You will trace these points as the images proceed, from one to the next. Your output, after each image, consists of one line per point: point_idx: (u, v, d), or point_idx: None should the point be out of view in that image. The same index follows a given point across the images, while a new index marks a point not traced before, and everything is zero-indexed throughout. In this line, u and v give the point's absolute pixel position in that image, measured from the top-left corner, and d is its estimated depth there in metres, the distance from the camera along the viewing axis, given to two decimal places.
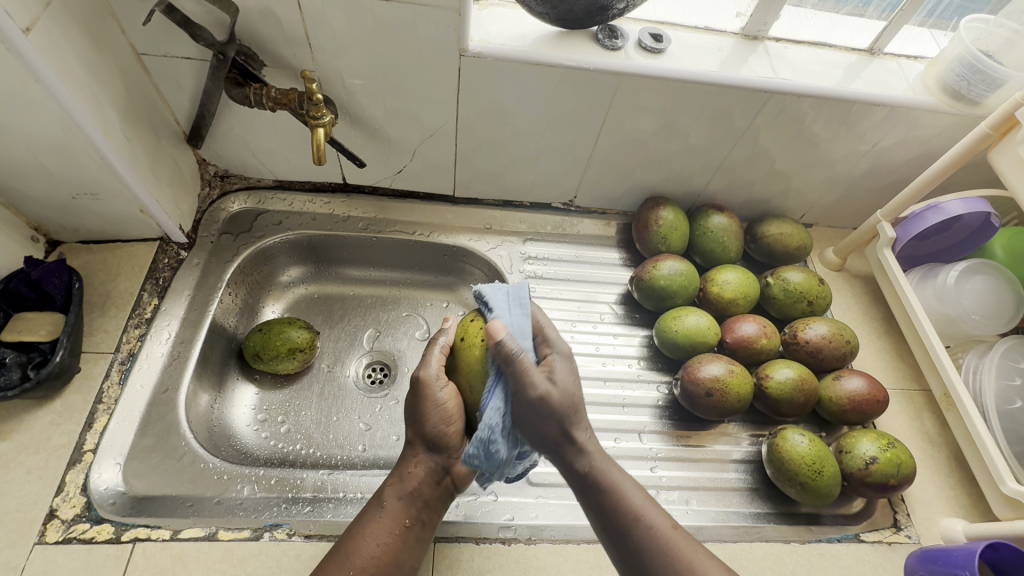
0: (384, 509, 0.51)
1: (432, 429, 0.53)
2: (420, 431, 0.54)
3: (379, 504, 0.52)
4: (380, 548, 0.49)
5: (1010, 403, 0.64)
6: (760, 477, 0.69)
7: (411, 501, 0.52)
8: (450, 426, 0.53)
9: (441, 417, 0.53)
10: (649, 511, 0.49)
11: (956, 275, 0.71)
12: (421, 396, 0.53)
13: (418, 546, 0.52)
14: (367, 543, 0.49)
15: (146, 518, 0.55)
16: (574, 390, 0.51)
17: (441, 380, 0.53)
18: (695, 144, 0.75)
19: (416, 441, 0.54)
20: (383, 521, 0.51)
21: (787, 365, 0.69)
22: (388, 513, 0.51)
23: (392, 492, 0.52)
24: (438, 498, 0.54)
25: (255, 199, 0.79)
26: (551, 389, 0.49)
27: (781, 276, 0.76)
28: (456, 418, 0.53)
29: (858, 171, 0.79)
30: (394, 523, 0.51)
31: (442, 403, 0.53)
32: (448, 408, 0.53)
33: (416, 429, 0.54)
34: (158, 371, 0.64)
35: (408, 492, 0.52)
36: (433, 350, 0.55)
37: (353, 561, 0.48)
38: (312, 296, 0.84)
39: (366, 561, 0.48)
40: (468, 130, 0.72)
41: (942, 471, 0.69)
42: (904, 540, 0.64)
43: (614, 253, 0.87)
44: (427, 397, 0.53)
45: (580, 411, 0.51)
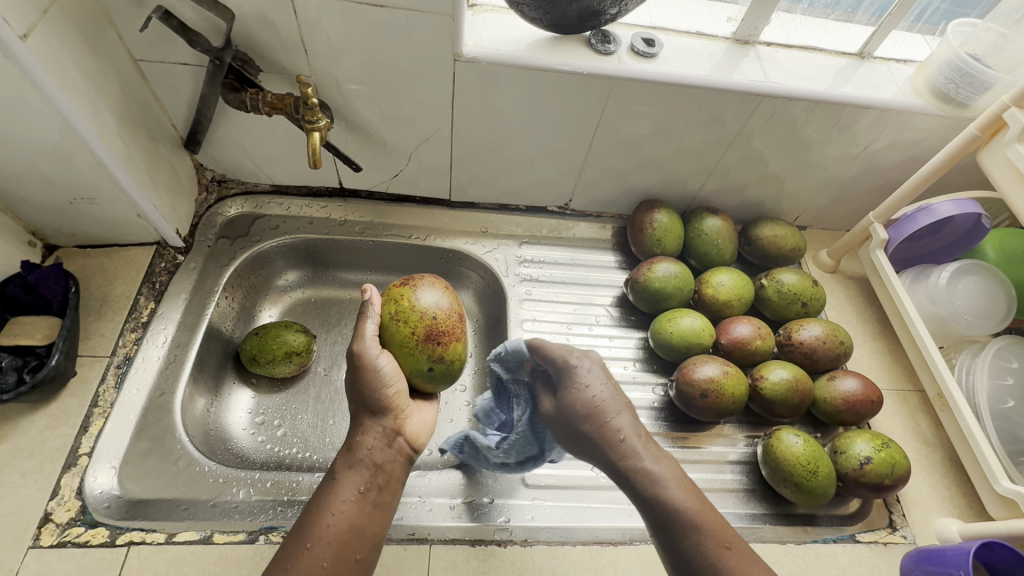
0: (339, 480, 0.49)
1: (375, 394, 0.53)
2: (359, 398, 0.53)
3: (333, 476, 0.49)
4: (337, 518, 0.47)
5: (1002, 403, 0.64)
6: (755, 478, 0.69)
7: (367, 466, 0.50)
8: (393, 390, 0.54)
9: (381, 382, 0.53)
10: (700, 516, 0.47)
11: (948, 275, 0.71)
12: (355, 366, 0.53)
13: (381, 511, 0.49)
14: (322, 514, 0.46)
15: (140, 522, 0.55)
16: (608, 403, 0.52)
17: (377, 351, 0.54)
18: (689, 147, 0.76)
19: (358, 412, 0.54)
20: (338, 489, 0.48)
21: (781, 367, 0.70)
22: (343, 482, 0.49)
23: (344, 463, 0.50)
24: (395, 463, 0.52)
25: (252, 204, 0.80)
26: (597, 397, 0.52)
27: (776, 278, 0.77)
28: (397, 380, 0.54)
29: (850, 174, 0.80)
30: (349, 491, 0.48)
31: (381, 369, 0.53)
32: (389, 374, 0.54)
33: (357, 400, 0.54)
34: (154, 375, 0.64)
35: (359, 459, 0.50)
36: (363, 324, 0.56)
37: (311, 535, 0.45)
38: (309, 300, 0.85)
39: (324, 534, 0.45)
40: (464, 135, 0.73)
41: (937, 471, 0.69)
42: (900, 541, 0.64)
43: (610, 256, 0.87)
44: (364, 365, 0.53)
45: (620, 409, 0.52)
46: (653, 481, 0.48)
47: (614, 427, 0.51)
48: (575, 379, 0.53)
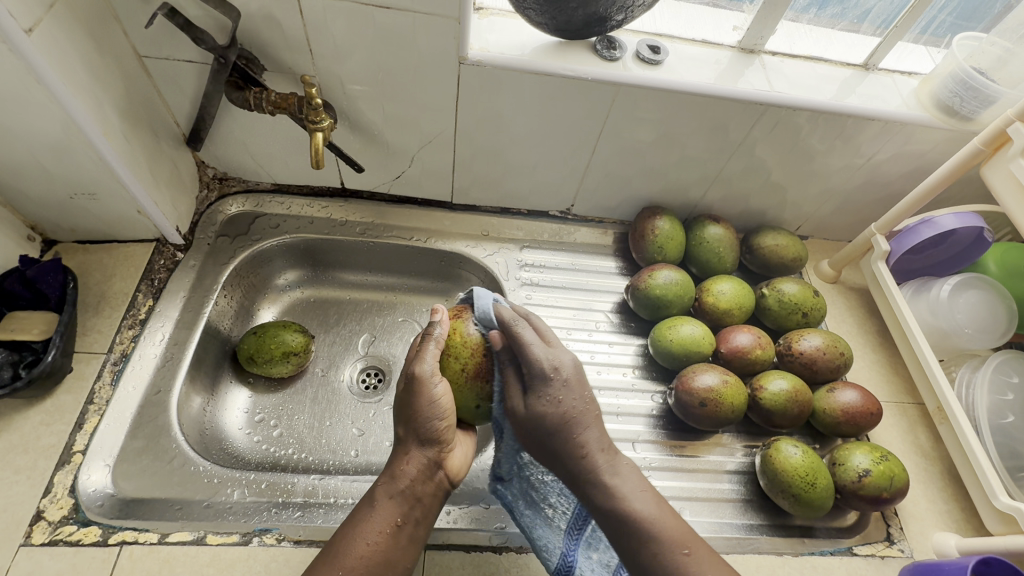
0: (375, 509, 0.49)
1: (426, 423, 0.51)
2: (411, 426, 0.52)
3: (370, 502, 0.50)
4: (370, 549, 0.47)
5: (1002, 418, 0.64)
6: (753, 488, 0.69)
7: (405, 499, 0.50)
8: (445, 422, 0.52)
9: (434, 412, 0.52)
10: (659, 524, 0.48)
11: (949, 288, 0.71)
12: (412, 392, 0.52)
13: (411, 545, 0.50)
14: (357, 544, 0.47)
15: (134, 522, 0.54)
16: (578, 409, 0.51)
17: (435, 376, 0.52)
18: (693, 154, 0.76)
19: (406, 437, 0.53)
20: (374, 520, 0.49)
21: (781, 377, 0.69)
22: (380, 512, 0.49)
23: (382, 491, 0.50)
24: (432, 496, 0.52)
25: (253, 202, 0.79)
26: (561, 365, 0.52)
27: (776, 287, 0.77)
28: (449, 414, 0.52)
29: (853, 184, 0.80)
30: (385, 522, 0.49)
31: (435, 399, 0.51)
32: (442, 404, 0.52)
33: (407, 426, 0.53)
34: (151, 373, 0.63)
35: (399, 490, 0.50)
36: (427, 346, 0.53)
37: (342, 563, 0.46)
38: (308, 300, 0.84)
39: (356, 564, 0.46)
40: (467, 138, 0.73)
41: (935, 485, 0.69)
42: (897, 554, 0.64)
43: (611, 262, 0.87)
44: (420, 393, 0.51)
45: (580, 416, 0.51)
46: (629, 507, 0.49)
47: (581, 441, 0.51)
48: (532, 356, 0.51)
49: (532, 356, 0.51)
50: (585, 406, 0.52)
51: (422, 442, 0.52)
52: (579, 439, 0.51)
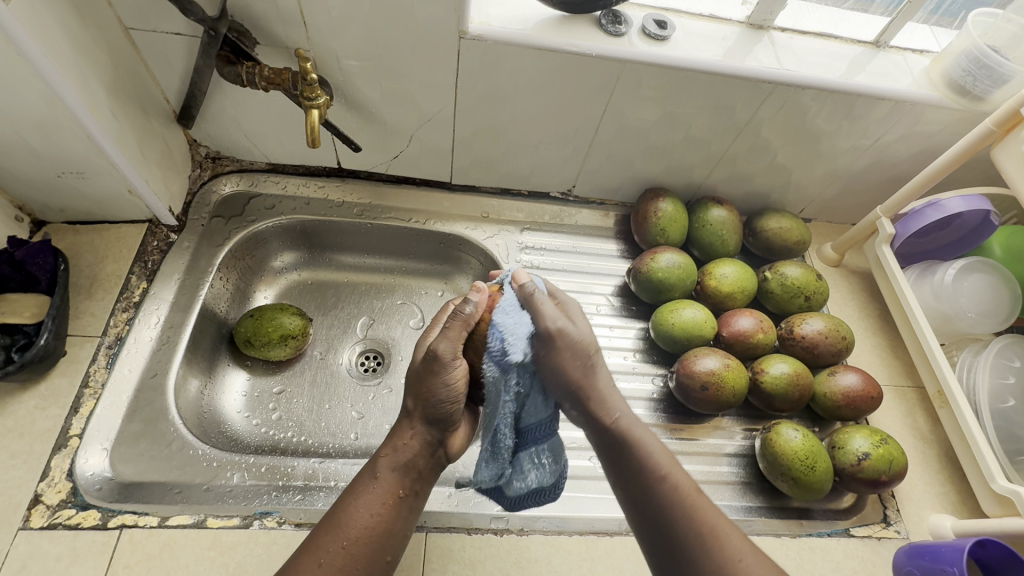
0: (378, 480, 0.48)
1: (437, 402, 0.49)
2: (423, 401, 0.49)
3: (372, 474, 0.49)
4: (373, 519, 0.47)
5: (1003, 402, 0.63)
6: (752, 471, 0.69)
7: (407, 471, 0.49)
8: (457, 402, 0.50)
9: (447, 395, 0.49)
10: (681, 484, 0.48)
11: (954, 273, 0.70)
12: (429, 371, 0.49)
13: (412, 515, 0.49)
14: (359, 515, 0.47)
15: (133, 505, 0.54)
16: (579, 375, 0.51)
17: (456, 359, 0.49)
18: (698, 134, 0.74)
19: (415, 412, 0.50)
20: (376, 492, 0.48)
21: (782, 361, 0.69)
22: (382, 484, 0.48)
23: (385, 463, 0.49)
24: (431, 469, 0.51)
25: (248, 182, 0.77)
26: (560, 337, 0.50)
27: (779, 271, 0.76)
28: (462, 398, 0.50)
29: (859, 166, 0.79)
30: (387, 494, 0.48)
31: (454, 382, 0.49)
32: (457, 387, 0.49)
33: (418, 402, 0.50)
34: (147, 356, 0.63)
35: (402, 463, 0.49)
36: (455, 325, 0.49)
37: (345, 533, 0.46)
38: (306, 282, 0.83)
39: (359, 535, 0.46)
40: (467, 116, 0.71)
41: (932, 468, 0.69)
42: (893, 536, 0.65)
43: (612, 244, 0.86)
44: (437, 374, 0.48)
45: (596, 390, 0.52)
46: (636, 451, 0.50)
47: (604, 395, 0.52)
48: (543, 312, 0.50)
49: (542, 314, 0.50)
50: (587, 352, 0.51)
51: (431, 419, 0.50)
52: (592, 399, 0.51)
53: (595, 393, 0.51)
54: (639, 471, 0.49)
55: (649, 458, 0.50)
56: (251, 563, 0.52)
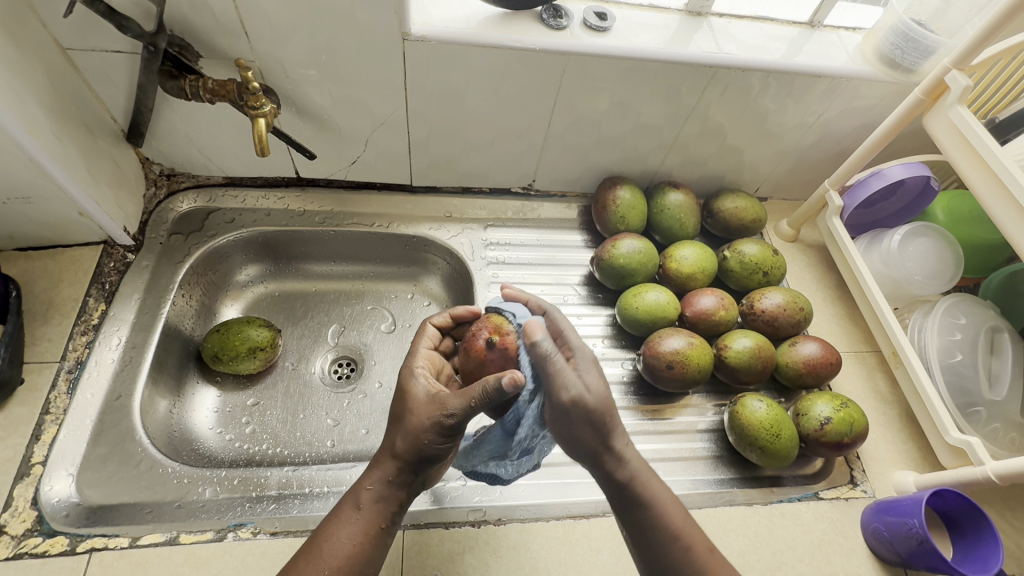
0: (359, 511, 0.48)
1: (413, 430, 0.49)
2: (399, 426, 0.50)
3: (355, 505, 0.49)
4: (355, 547, 0.47)
5: (952, 357, 0.65)
6: (724, 444, 0.71)
7: (389, 504, 0.49)
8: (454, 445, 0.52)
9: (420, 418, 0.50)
10: (686, 528, 0.49)
11: (899, 238, 0.73)
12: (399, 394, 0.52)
13: (389, 543, 0.50)
14: (341, 544, 0.47)
15: (103, 528, 0.53)
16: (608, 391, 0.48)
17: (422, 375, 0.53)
18: (649, 121, 0.76)
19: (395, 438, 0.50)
20: (356, 523, 0.48)
21: (745, 335, 0.71)
22: (363, 516, 0.48)
23: (368, 496, 0.49)
24: (409, 497, 0.51)
25: (206, 197, 0.77)
26: (584, 394, 0.47)
27: (737, 249, 0.78)
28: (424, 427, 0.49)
29: (806, 142, 0.81)
30: (368, 526, 0.48)
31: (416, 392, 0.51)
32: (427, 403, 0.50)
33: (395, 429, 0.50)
34: (110, 378, 0.62)
35: (384, 495, 0.49)
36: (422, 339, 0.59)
37: (325, 563, 0.45)
38: (273, 295, 0.83)
39: (342, 562, 0.46)
40: (419, 117, 0.72)
41: (894, 427, 0.72)
42: (861, 495, 0.67)
43: (577, 235, 0.87)
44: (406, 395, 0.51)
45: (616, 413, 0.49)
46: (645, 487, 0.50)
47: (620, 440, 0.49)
48: (562, 378, 0.47)
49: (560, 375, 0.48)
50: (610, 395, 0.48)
51: (412, 460, 0.49)
52: (615, 444, 0.49)
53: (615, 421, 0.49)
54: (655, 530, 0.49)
55: (666, 515, 0.49)
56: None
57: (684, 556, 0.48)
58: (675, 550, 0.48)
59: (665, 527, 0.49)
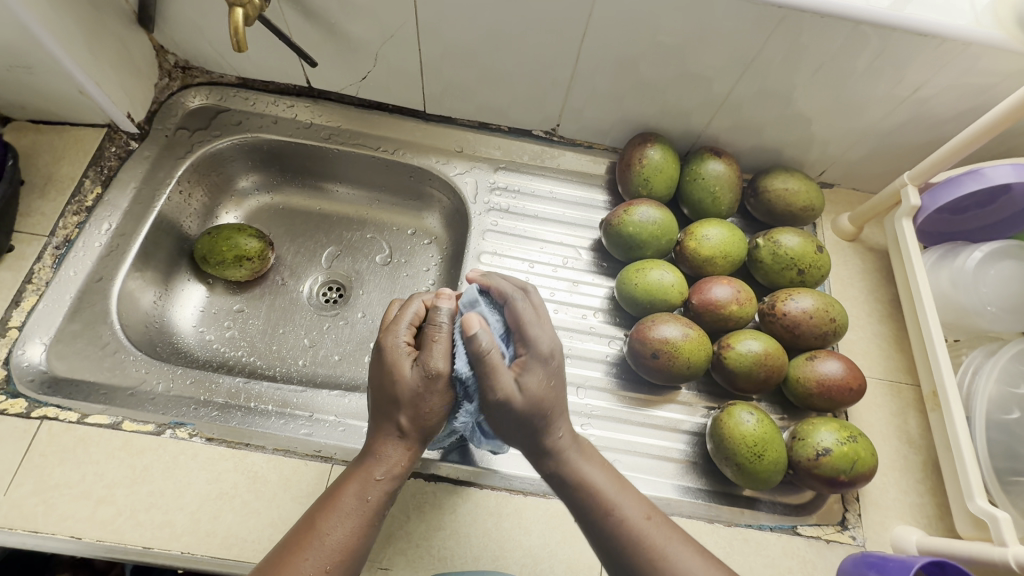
0: (364, 499, 0.43)
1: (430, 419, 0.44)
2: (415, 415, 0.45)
3: (360, 496, 0.43)
4: (357, 537, 0.42)
5: (1005, 413, 0.53)
6: (702, 452, 0.63)
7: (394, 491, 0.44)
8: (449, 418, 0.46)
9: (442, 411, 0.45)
10: (621, 503, 0.45)
11: (978, 257, 0.59)
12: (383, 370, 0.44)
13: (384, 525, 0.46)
14: (342, 532, 0.42)
15: (59, 399, 0.55)
16: (545, 396, 0.44)
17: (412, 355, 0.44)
18: (697, 70, 0.64)
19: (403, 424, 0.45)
20: (362, 510, 0.43)
21: (754, 337, 0.62)
22: (366, 502, 0.43)
23: (371, 481, 0.43)
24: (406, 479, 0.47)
25: (217, 95, 0.75)
26: (513, 396, 0.43)
27: (774, 238, 0.67)
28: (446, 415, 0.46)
29: (893, 122, 0.66)
30: (373, 514, 0.43)
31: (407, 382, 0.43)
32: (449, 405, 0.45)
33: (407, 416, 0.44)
34: (93, 261, 0.63)
35: (392, 481, 0.44)
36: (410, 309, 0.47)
37: (324, 554, 0.41)
38: (276, 207, 0.82)
39: (343, 554, 0.41)
40: (432, 34, 0.64)
41: (914, 475, 0.61)
42: (847, 541, 0.58)
43: (596, 193, 0.78)
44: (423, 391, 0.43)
45: (554, 409, 0.45)
46: (573, 466, 0.46)
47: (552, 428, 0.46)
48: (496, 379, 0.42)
49: (527, 336, 0.44)
50: (552, 392, 0.45)
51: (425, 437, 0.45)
52: (550, 431, 0.46)
53: (552, 416, 0.45)
54: (586, 508, 0.45)
55: (595, 496, 0.45)
56: (156, 469, 0.53)
57: (615, 531, 0.44)
58: (609, 526, 0.44)
59: (593, 504, 0.45)
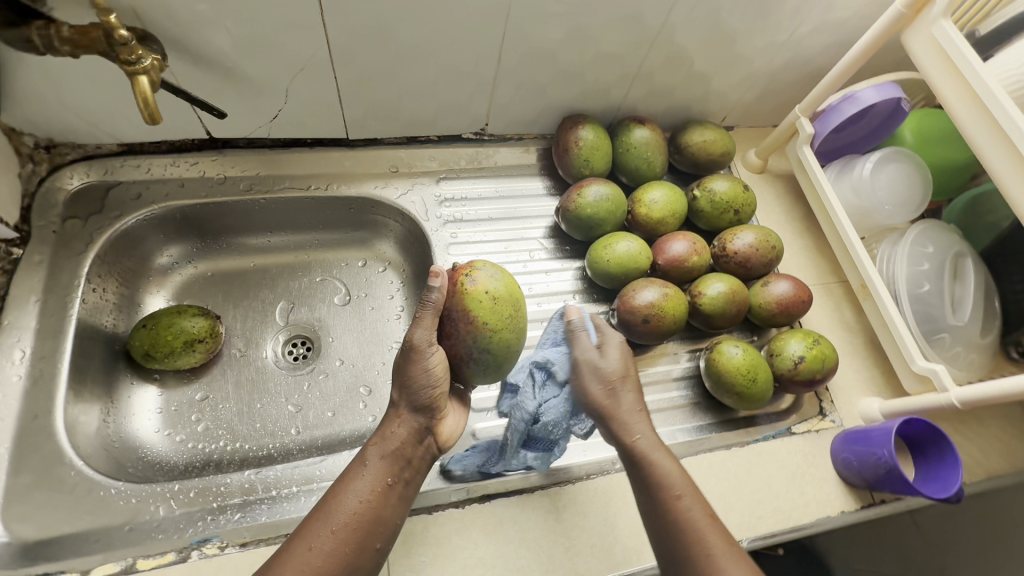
0: (367, 467, 0.49)
1: (419, 387, 0.51)
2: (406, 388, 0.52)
3: (361, 461, 0.49)
4: (364, 505, 0.47)
5: (919, 287, 0.66)
6: (700, 390, 0.71)
7: (395, 462, 0.50)
8: (438, 388, 0.52)
9: (429, 380, 0.52)
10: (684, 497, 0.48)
11: (871, 165, 0.70)
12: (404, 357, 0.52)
13: (401, 505, 0.49)
14: (350, 500, 0.47)
15: (44, 565, 0.48)
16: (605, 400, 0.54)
17: (432, 345, 0.52)
18: (611, 50, 0.68)
19: (401, 400, 0.53)
20: (366, 478, 0.48)
21: (718, 280, 0.69)
22: (371, 471, 0.49)
23: (373, 451, 0.50)
24: (419, 458, 0.52)
25: (101, 170, 0.65)
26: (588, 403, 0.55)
27: (707, 187, 0.74)
28: (443, 381, 0.52)
29: (777, 65, 0.76)
30: (377, 481, 0.48)
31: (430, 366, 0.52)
32: (437, 372, 0.52)
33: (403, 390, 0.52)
34: (20, 398, 0.54)
35: (390, 450, 0.50)
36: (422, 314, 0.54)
37: (336, 518, 0.45)
38: (206, 276, 0.74)
39: (349, 520, 0.46)
40: (347, 59, 0.61)
41: (860, 356, 0.74)
42: (830, 425, 0.69)
43: (537, 181, 0.80)
44: (416, 361, 0.51)
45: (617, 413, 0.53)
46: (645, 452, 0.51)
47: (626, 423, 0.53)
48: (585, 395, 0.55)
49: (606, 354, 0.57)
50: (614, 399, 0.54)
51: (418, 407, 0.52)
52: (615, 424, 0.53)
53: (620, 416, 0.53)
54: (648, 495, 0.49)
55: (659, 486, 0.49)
56: None
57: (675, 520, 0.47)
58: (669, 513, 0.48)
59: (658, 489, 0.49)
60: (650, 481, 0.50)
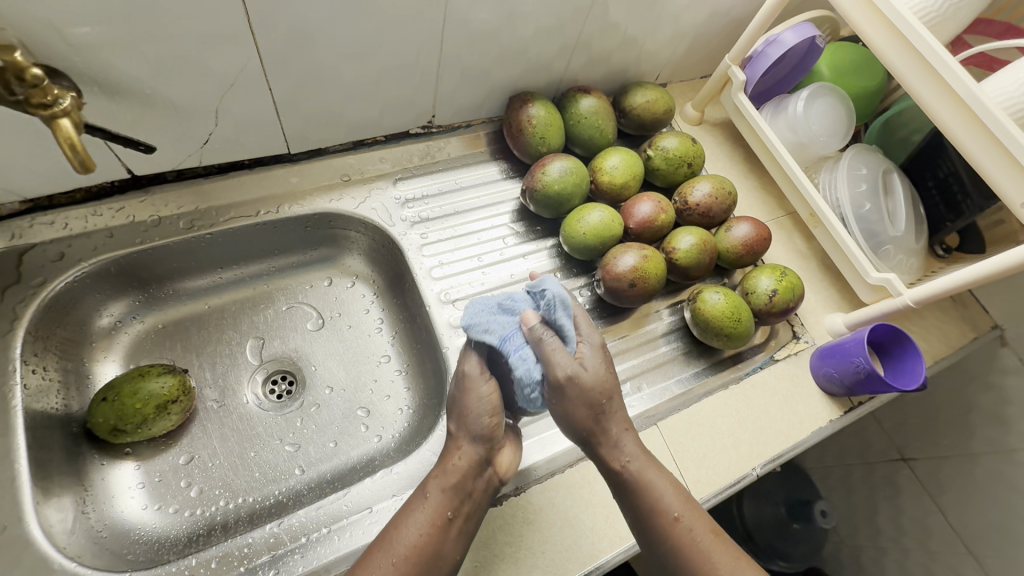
0: (428, 500, 0.49)
1: (473, 420, 0.52)
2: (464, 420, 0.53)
3: (423, 495, 0.50)
4: (422, 538, 0.47)
5: (862, 207, 0.72)
6: (689, 340, 0.74)
7: (457, 495, 0.50)
8: (495, 417, 0.52)
9: (483, 410, 0.52)
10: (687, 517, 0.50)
11: (803, 102, 0.76)
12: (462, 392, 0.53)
13: (460, 538, 0.49)
14: (409, 533, 0.48)
15: None
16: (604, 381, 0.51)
17: (483, 375, 0.53)
18: (549, 24, 0.67)
19: (459, 432, 0.53)
20: (425, 511, 0.49)
21: (687, 233, 0.72)
22: (431, 504, 0.49)
23: (434, 484, 0.50)
24: (481, 491, 0.51)
25: (6, 234, 0.56)
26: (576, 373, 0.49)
27: (659, 146, 0.77)
28: (497, 412, 0.52)
29: (701, 18, 0.78)
30: (435, 515, 0.49)
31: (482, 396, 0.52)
32: (492, 400, 0.52)
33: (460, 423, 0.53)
34: None
35: (451, 484, 0.50)
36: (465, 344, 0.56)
37: (394, 551, 0.47)
38: (158, 329, 0.67)
39: (408, 553, 0.47)
40: (280, 68, 0.56)
41: (817, 278, 0.80)
42: (806, 346, 0.75)
43: (494, 166, 0.79)
44: (469, 393, 0.52)
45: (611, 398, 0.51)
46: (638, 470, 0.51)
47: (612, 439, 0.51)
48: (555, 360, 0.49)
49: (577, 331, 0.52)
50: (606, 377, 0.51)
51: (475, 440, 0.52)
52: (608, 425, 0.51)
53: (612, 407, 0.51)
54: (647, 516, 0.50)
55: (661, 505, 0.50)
56: None
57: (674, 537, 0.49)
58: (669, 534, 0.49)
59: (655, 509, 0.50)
60: (646, 505, 0.50)
